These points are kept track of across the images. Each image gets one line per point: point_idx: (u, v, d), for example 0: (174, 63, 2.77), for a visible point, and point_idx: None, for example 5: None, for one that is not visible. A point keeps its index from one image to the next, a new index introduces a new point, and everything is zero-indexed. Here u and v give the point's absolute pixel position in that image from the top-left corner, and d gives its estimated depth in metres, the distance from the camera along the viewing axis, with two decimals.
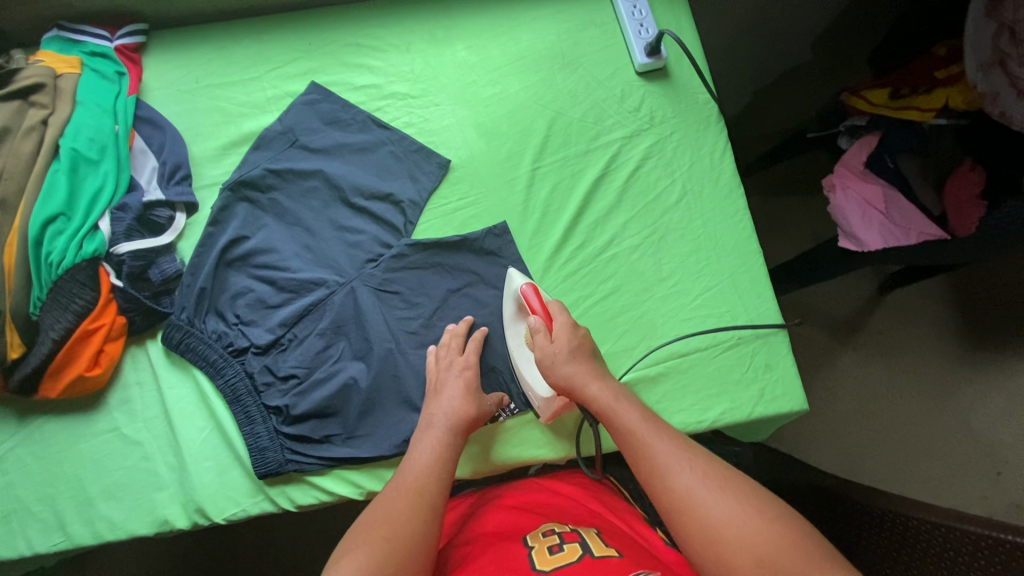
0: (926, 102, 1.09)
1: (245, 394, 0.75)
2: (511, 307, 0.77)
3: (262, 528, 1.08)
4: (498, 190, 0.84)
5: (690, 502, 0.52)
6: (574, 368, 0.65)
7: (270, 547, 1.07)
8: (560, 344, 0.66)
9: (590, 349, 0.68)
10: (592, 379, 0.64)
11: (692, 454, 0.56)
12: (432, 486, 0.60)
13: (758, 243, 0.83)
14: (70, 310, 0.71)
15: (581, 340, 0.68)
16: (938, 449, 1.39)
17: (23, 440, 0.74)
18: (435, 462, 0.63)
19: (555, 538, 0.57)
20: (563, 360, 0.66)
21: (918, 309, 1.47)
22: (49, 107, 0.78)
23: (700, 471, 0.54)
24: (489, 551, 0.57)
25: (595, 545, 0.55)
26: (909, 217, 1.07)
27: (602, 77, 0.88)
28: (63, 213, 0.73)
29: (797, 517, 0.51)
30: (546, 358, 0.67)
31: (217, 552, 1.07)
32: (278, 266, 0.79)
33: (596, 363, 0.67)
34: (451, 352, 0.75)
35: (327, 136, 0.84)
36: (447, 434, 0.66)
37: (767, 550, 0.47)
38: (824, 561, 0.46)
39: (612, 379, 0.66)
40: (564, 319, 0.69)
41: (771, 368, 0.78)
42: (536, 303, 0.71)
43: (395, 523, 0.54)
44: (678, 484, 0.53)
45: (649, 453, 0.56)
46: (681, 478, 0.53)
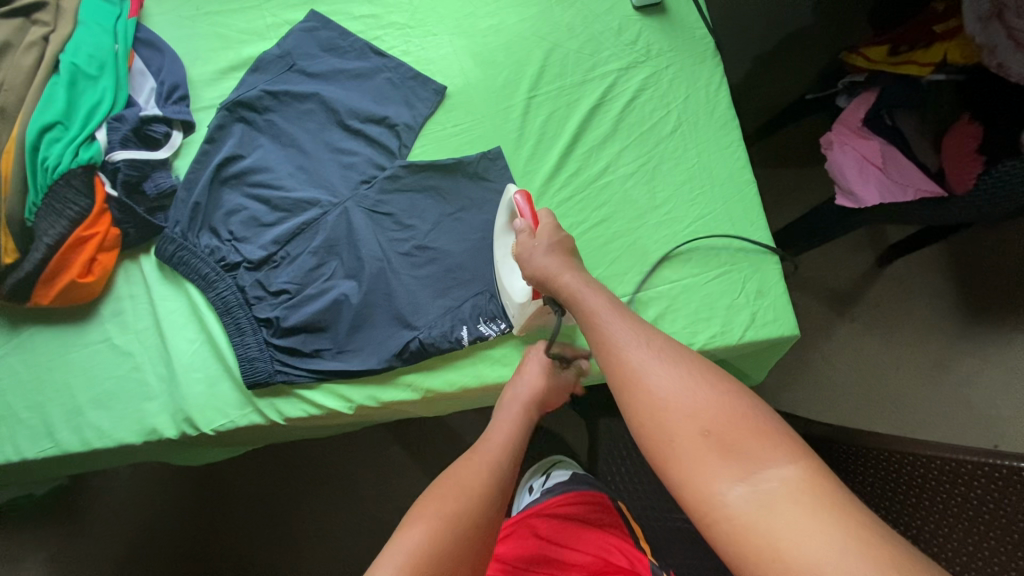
0: (924, 56, 1.07)
1: (236, 307, 0.75)
2: (503, 217, 0.74)
3: (262, 464, 1.11)
4: (494, 118, 0.83)
5: (634, 369, 0.51)
6: (548, 261, 0.64)
7: (279, 473, 1.11)
8: (541, 239, 0.66)
9: (570, 246, 0.67)
10: (564, 270, 0.63)
11: (651, 334, 0.54)
12: (500, 481, 0.60)
13: (751, 174, 0.83)
14: (64, 216, 0.72)
15: (563, 240, 0.67)
16: (935, 419, 1.39)
17: (15, 349, 0.75)
18: (497, 470, 0.61)
19: None
20: (542, 251, 0.65)
21: (917, 280, 1.46)
22: (51, 25, 0.80)
23: (655, 347, 0.52)
24: None
25: None
26: (906, 172, 1.07)
27: (600, 11, 0.88)
28: (60, 121, 0.74)
29: (758, 406, 0.48)
30: (524, 252, 0.67)
31: (224, 477, 1.11)
32: (272, 185, 0.79)
33: (575, 259, 0.66)
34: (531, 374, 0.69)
35: (325, 62, 0.84)
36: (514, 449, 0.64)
37: (713, 422, 0.46)
38: (766, 431, 0.46)
39: (586, 271, 0.64)
40: (550, 222, 0.68)
41: (763, 294, 0.77)
42: (528, 211, 0.69)
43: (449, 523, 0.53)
44: (634, 360, 0.52)
45: (607, 330, 0.55)
46: (635, 352, 0.52)
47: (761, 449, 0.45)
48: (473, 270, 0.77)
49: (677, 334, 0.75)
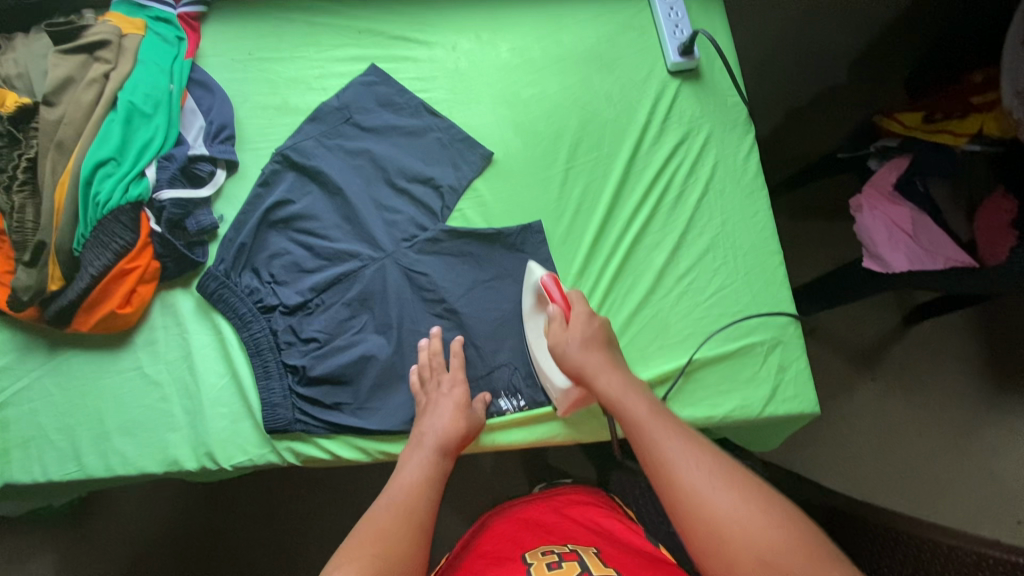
0: (960, 126, 1.07)
1: (266, 349, 0.77)
2: (529, 300, 0.78)
3: (270, 491, 1.12)
4: (525, 181, 0.86)
5: (688, 491, 0.51)
6: (591, 359, 0.67)
7: (285, 499, 1.11)
8: (574, 333, 0.69)
9: (604, 339, 0.69)
10: (610, 370, 0.66)
11: (702, 451, 0.55)
12: (422, 504, 0.60)
13: (780, 250, 0.83)
14: (109, 248, 0.75)
15: (597, 332, 0.69)
16: (955, 489, 1.35)
17: (51, 371, 0.78)
18: (427, 482, 0.63)
19: (555, 555, 0.57)
20: (576, 349, 0.68)
21: (945, 344, 1.42)
22: (112, 63, 0.84)
23: (704, 465, 0.53)
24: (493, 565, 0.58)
25: (595, 564, 0.55)
26: (938, 242, 1.05)
27: (637, 78, 0.90)
28: (113, 158, 0.78)
29: (807, 524, 0.48)
30: (559, 345, 0.69)
31: (234, 497, 1.12)
32: (317, 233, 0.82)
33: (612, 352, 0.68)
34: (436, 373, 0.75)
35: (379, 117, 0.87)
36: (434, 454, 0.67)
37: (768, 546, 0.46)
38: (830, 563, 0.45)
39: (627, 374, 0.66)
40: (583, 309, 0.71)
41: (784, 369, 0.78)
42: (558, 294, 0.72)
43: (387, 541, 0.54)
44: (686, 481, 0.52)
45: (654, 441, 0.56)
46: (686, 468, 0.53)
47: (822, 574, 0.44)
48: (495, 329, 0.80)
49: (697, 407, 0.76)
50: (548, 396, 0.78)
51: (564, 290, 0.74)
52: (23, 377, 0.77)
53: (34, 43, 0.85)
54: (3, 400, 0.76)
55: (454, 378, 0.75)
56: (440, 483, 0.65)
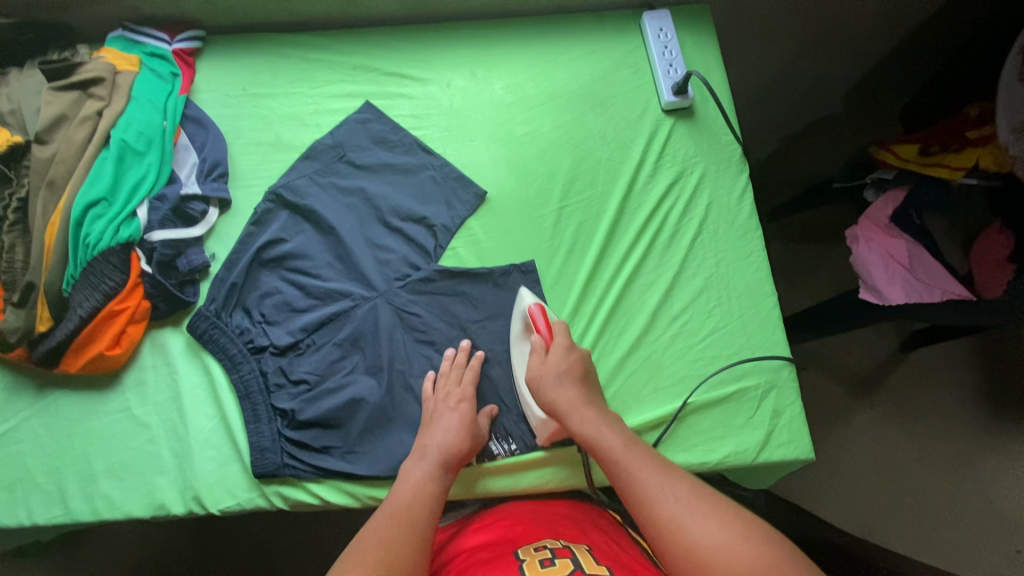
0: (956, 160, 1.06)
1: (255, 392, 0.77)
2: (517, 326, 0.78)
3: (259, 529, 1.09)
4: (519, 220, 0.86)
5: (668, 518, 0.52)
6: (565, 394, 0.69)
7: (273, 532, 1.09)
8: (551, 364, 0.70)
9: (580, 373, 0.71)
10: (582, 406, 0.68)
11: (677, 481, 0.57)
12: (425, 512, 0.59)
13: (773, 291, 0.83)
14: (99, 289, 0.74)
15: (574, 366, 0.71)
16: (955, 519, 1.32)
17: (39, 412, 0.77)
18: (428, 492, 0.63)
19: (547, 552, 0.56)
20: (551, 381, 0.70)
21: (942, 372, 1.41)
22: (106, 100, 0.83)
23: (680, 495, 0.54)
24: (485, 565, 0.57)
25: (588, 562, 0.54)
26: (935, 275, 1.04)
27: (631, 117, 0.90)
28: (105, 198, 0.77)
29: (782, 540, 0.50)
30: (535, 379, 0.71)
31: (223, 529, 1.09)
32: (309, 272, 0.82)
33: (587, 388, 0.70)
34: (449, 384, 0.75)
35: (374, 155, 0.88)
36: (436, 467, 0.66)
37: (743, 560, 0.47)
38: (803, 574, 0.46)
39: (601, 411, 0.68)
40: (563, 339, 0.72)
41: (779, 415, 0.77)
42: (542, 324, 0.73)
43: (389, 550, 0.53)
44: (661, 511, 0.53)
45: (631, 478, 0.58)
46: (660, 500, 0.54)
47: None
48: (487, 371, 0.80)
49: (690, 454, 0.75)
50: (539, 439, 0.77)
51: (550, 319, 0.75)
52: (11, 419, 0.77)
53: (28, 79, 0.85)
54: None
55: (460, 394, 0.74)
56: (441, 496, 0.64)
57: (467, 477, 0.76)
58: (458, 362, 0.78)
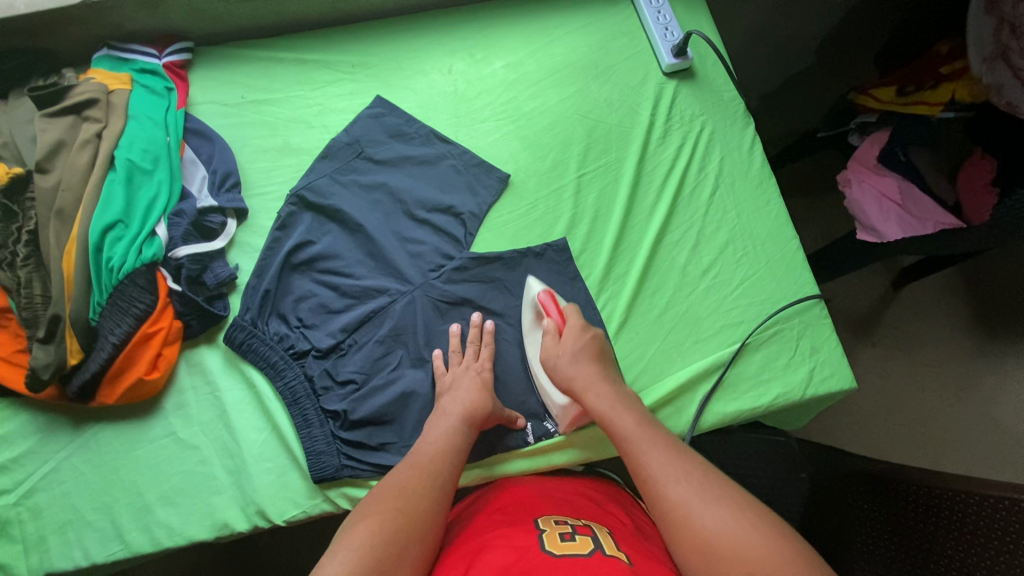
0: (933, 97, 1.10)
1: (303, 397, 0.76)
2: (528, 316, 0.79)
3: (288, 559, 1.03)
4: (541, 195, 0.87)
5: (676, 502, 0.57)
6: (581, 372, 0.70)
7: (308, 547, 1.03)
8: (565, 347, 0.72)
9: (595, 351, 0.71)
10: (599, 382, 0.69)
11: (685, 464, 0.60)
12: (444, 468, 0.62)
13: (795, 235, 0.87)
14: (130, 314, 0.72)
15: (587, 346, 0.71)
16: (971, 438, 1.34)
17: (79, 449, 0.74)
18: (449, 448, 0.64)
19: (568, 527, 0.58)
20: (566, 362, 0.71)
21: (932, 303, 1.43)
22: (103, 121, 0.80)
23: (691, 480, 0.58)
24: (503, 526, 0.59)
25: (607, 544, 0.55)
26: (925, 208, 1.08)
27: (634, 83, 0.92)
28: (121, 219, 0.75)
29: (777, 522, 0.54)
30: (552, 359, 0.73)
31: (257, 551, 1.04)
32: (342, 272, 0.82)
33: (604, 364, 0.71)
34: (466, 359, 0.76)
35: (392, 149, 0.87)
36: (457, 422, 0.67)
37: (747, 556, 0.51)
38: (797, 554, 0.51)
39: (617, 386, 0.70)
40: (576, 322, 0.73)
41: (817, 350, 0.81)
42: (554, 310, 0.75)
43: (406, 499, 0.57)
44: (675, 497, 0.57)
45: (644, 462, 0.61)
46: (669, 482, 0.58)
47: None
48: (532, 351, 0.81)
49: (742, 399, 0.79)
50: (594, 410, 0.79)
51: (560, 304, 0.77)
52: (50, 460, 0.74)
53: (16, 109, 0.81)
54: (31, 487, 0.73)
55: (479, 365, 0.75)
56: (463, 451, 0.66)
57: (486, 459, 0.76)
58: (470, 339, 0.78)
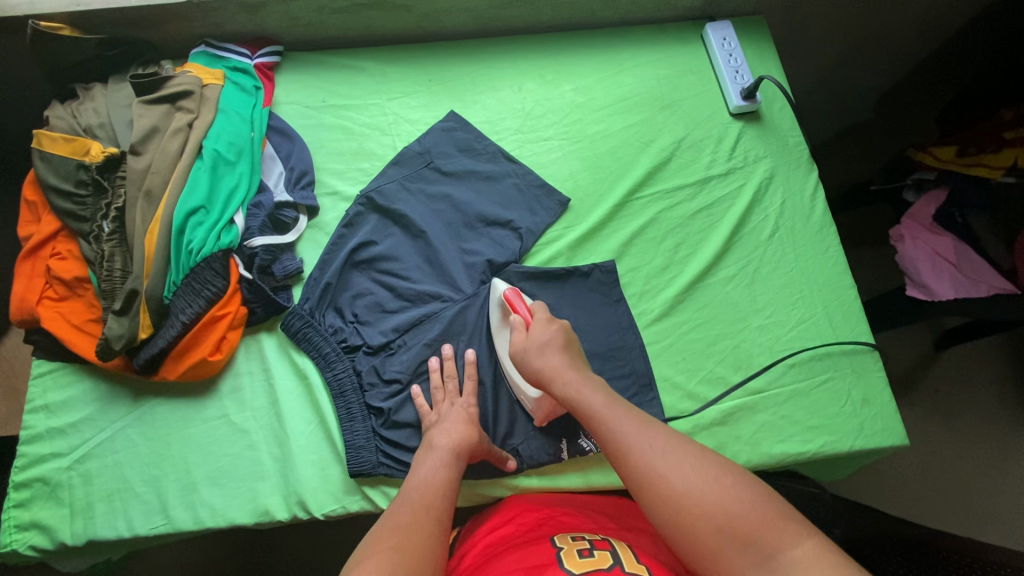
0: (995, 160, 1.09)
1: (350, 390, 0.77)
2: (495, 314, 0.79)
3: (306, 553, 1.03)
4: (598, 218, 0.88)
5: (645, 465, 0.54)
6: (550, 362, 0.68)
7: (327, 545, 1.04)
8: (533, 337, 0.71)
9: (563, 341, 0.70)
10: (565, 371, 0.67)
11: (653, 428, 0.58)
12: (437, 501, 0.60)
13: (852, 283, 0.87)
14: (201, 295, 0.75)
15: (556, 336, 0.71)
16: (1011, 511, 1.28)
17: (135, 421, 0.77)
18: (443, 483, 0.64)
19: (585, 543, 0.57)
20: (534, 352, 0.70)
21: (976, 368, 1.39)
22: (195, 112, 0.85)
23: (659, 445, 0.55)
24: (517, 551, 0.58)
25: (628, 558, 0.55)
26: (980, 271, 1.06)
27: (700, 119, 0.94)
28: (203, 206, 0.79)
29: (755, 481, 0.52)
30: (520, 352, 0.71)
31: (277, 544, 1.04)
32: (399, 274, 0.84)
33: (572, 356, 0.70)
34: (449, 395, 0.76)
35: (460, 162, 0.90)
36: (449, 456, 0.67)
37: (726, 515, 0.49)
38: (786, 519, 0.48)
39: (587, 373, 0.67)
40: (543, 316, 0.74)
41: (869, 402, 0.80)
42: (521, 307, 0.75)
43: (403, 537, 0.53)
44: (642, 460, 0.54)
45: (613, 432, 0.58)
46: (642, 448, 0.55)
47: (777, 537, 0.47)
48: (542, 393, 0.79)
49: (788, 443, 0.77)
50: None
51: (528, 302, 0.77)
52: (106, 428, 0.76)
53: (115, 93, 0.87)
54: (85, 452, 0.75)
55: (463, 401, 0.75)
56: (454, 485, 0.65)
57: (480, 478, 0.76)
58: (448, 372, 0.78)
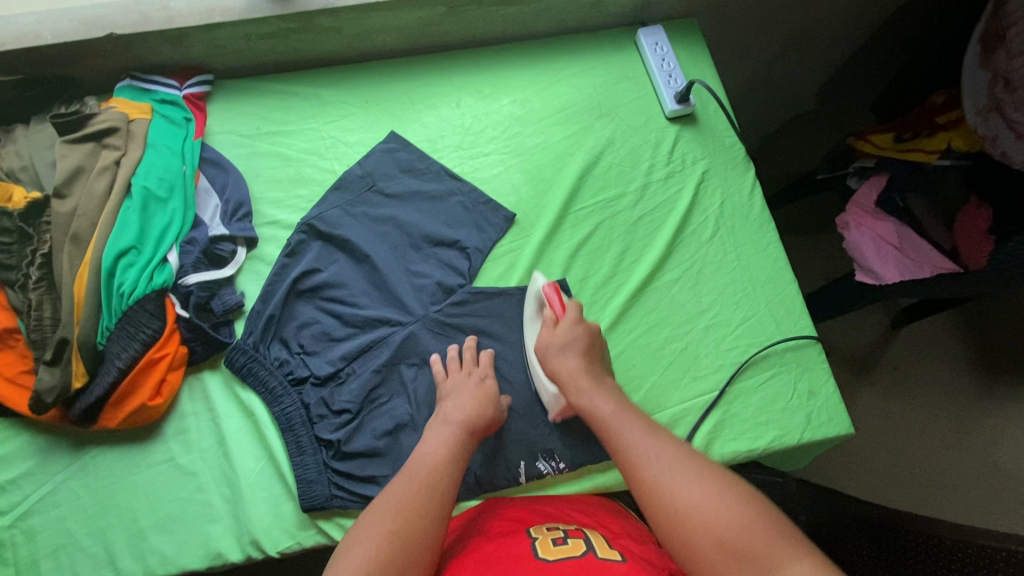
0: (930, 144, 1.11)
1: (298, 424, 0.76)
2: (532, 306, 0.80)
3: None
4: (541, 230, 0.88)
5: (651, 479, 0.55)
6: (569, 363, 0.70)
7: None
8: (558, 336, 0.72)
9: (584, 347, 0.71)
10: (581, 376, 0.68)
11: (659, 440, 0.59)
12: (443, 483, 0.61)
13: (793, 278, 0.89)
14: (137, 338, 0.74)
15: (579, 338, 0.72)
16: (969, 481, 1.32)
17: (77, 473, 0.74)
18: (450, 462, 0.64)
19: (559, 532, 0.59)
20: (555, 351, 0.71)
21: (930, 345, 1.43)
22: (122, 149, 0.83)
23: (665, 458, 0.56)
24: (497, 540, 0.60)
25: (600, 545, 0.57)
26: (922, 251, 1.07)
27: (638, 124, 0.95)
28: (134, 246, 0.77)
29: (757, 500, 0.53)
30: (542, 346, 0.73)
31: None
32: (345, 300, 0.83)
33: (591, 361, 0.71)
34: (467, 368, 0.77)
35: (402, 183, 0.89)
36: (460, 432, 0.68)
37: (727, 531, 0.49)
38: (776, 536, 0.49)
39: (599, 374, 0.69)
40: (574, 314, 0.74)
41: (815, 394, 0.82)
42: (558, 303, 0.75)
43: (406, 518, 0.56)
44: (647, 471, 0.56)
45: (622, 446, 0.59)
46: (648, 462, 0.56)
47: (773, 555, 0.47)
48: None
49: (738, 441, 0.79)
50: (586, 454, 0.78)
51: (564, 298, 0.77)
52: (48, 482, 0.74)
53: (37, 134, 0.84)
54: (26, 509, 0.73)
55: (480, 375, 0.76)
56: (462, 462, 0.65)
57: None
58: (480, 359, 0.78)
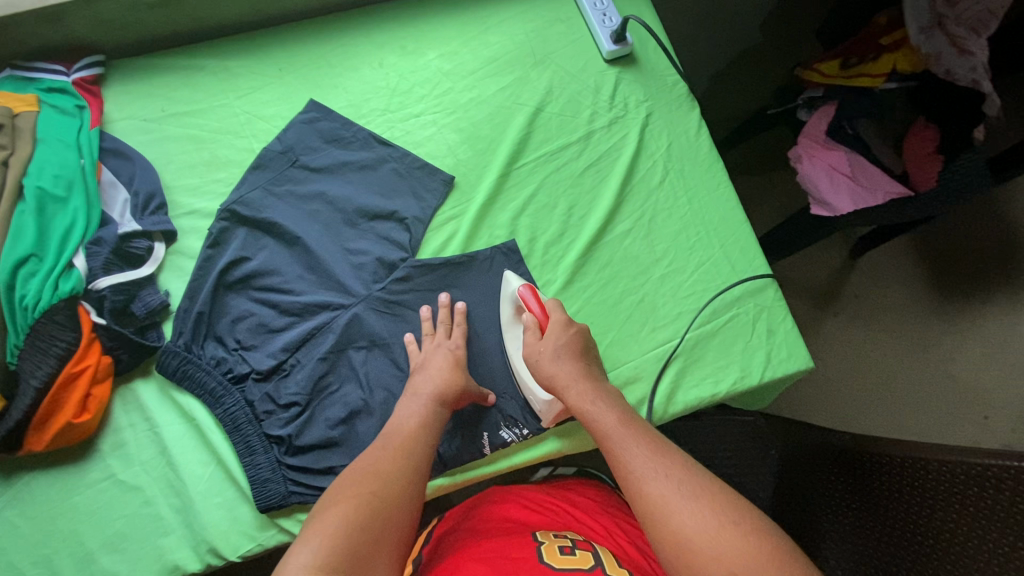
0: (876, 67, 1.08)
1: (245, 423, 0.72)
2: (508, 309, 0.77)
3: None
4: (483, 192, 0.83)
5: (654, 497, 0.53)
6: (563, 367, 0.67)
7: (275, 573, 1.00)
8: (547, 342, 0.69)
9: (578, 351, 0.69)
10: (579, 380, 0.66)
11: (666, 458, 0.56)
12: (418, 450, 0.60)
13: (745, 217, 0.87)
14: (51, 354, 0.68)
15: (570, 342, 0.69)
16: (928, 398, 1.36)
17: (10, 502, 0.69)
18: (423, 429, 0.63)
19: (568, 541, 0.57)
20: (549, 356, 0.69)
21: (886, 271, 1.45)
22: (8, 146, 0.74)
23: (671, 474, 0.54)
24: (496, 538, 0.59)
25: (609, 562, 0.55)
26: (875, 179, 1.05)
27: (576, 70, 0.89)
28: (33, 254, 0.70)
29: (764, 520, 0.51)
30: (532, 356, 0.70)
31: None
32: (280, 288, 0.78)
33: (585, 362, 0.69)
34: (438, 338, 0.74)
35: (328, 155, 0.83)
36: (431, 400, 0.66)
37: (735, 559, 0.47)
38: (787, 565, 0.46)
39: (597, 381, 0.67)
40: (559, 316, 0.71)
41: (774, 332, 0.81)
42: (536, 306, 0.72)
43: (381, 481, 0.55)
44: (652, 490, 0.53)
45: (624, 457, 0.57)
46: (653, 480, 0.54)
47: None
48: None
49: (699, 387, 0.78)
50: None
51: (542, 298, 0.74)
52: None
53: None
54: None
55: (452, 343, 0.74)
56: (436, 428, 0.65)
57: None
58: (439, 319, 0.76)
